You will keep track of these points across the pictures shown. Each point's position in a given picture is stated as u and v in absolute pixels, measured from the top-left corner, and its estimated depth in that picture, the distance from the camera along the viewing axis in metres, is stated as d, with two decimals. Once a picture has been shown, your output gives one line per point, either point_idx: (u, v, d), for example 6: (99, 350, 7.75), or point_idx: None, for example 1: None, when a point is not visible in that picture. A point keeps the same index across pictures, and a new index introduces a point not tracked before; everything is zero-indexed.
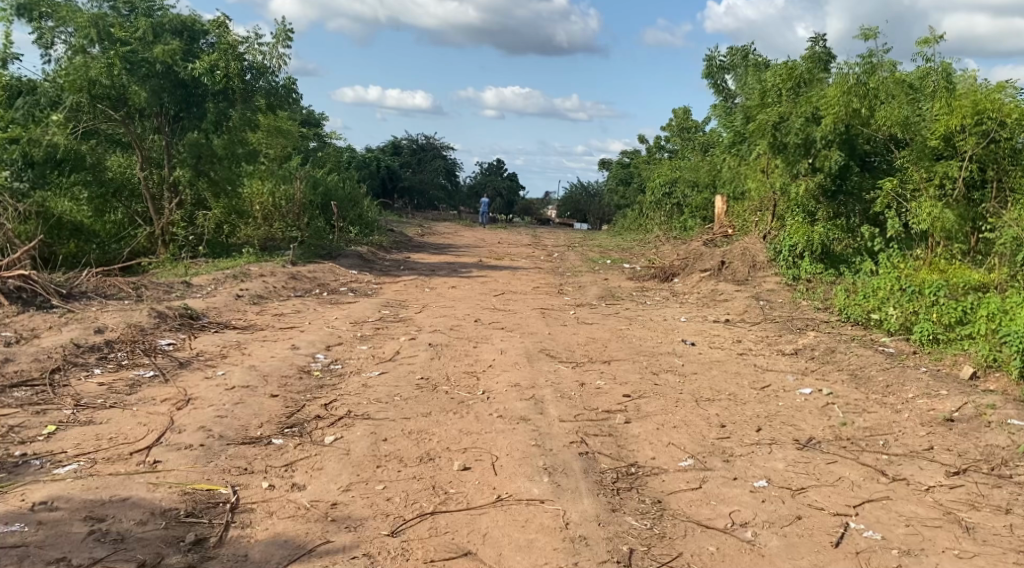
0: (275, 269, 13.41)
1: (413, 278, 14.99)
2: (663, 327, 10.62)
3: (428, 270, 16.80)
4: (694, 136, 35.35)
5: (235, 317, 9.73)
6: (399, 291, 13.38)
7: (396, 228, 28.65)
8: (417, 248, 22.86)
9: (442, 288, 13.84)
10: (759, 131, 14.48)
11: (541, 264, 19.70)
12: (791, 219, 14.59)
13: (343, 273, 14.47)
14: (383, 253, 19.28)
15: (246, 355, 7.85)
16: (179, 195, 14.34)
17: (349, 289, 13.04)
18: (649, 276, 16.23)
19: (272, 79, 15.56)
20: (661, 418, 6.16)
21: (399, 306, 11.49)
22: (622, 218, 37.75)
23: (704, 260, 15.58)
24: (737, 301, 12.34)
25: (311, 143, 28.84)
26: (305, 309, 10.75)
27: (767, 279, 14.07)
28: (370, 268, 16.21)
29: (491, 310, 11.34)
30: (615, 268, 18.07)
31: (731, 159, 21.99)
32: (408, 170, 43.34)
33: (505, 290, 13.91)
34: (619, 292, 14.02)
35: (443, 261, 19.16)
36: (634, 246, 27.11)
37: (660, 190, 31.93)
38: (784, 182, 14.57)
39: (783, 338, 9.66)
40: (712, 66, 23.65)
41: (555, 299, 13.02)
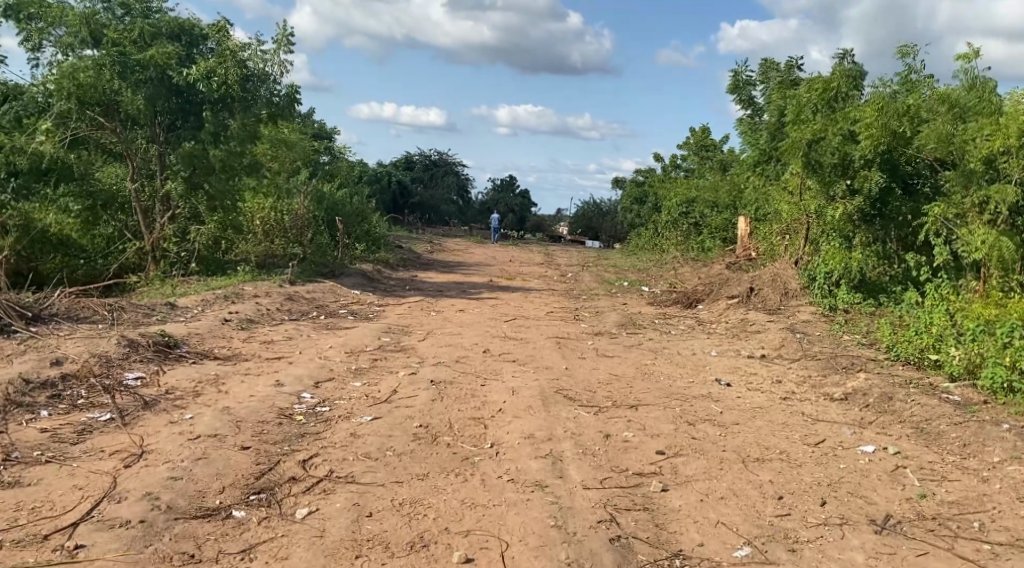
0: (271, 289, 12.49)
1: (420, 300, 14.06)
2: (691, 363, 9.63)
3: (437, 291, 15.87)
4: (713, 155, 34.40)
5: (218, 345, 8.78)
6: (403, 315, 12.42)
7: (404, 245, 27.76)
8: (425, 266, 21.95)
9: (451, 312, 12.90)
10: (792, 149, 13.50)
11: (555, 285, 18.74)
12: (826, 243, 13.59)
13: (346, 294, 13.54)
14: (390, 272, 18.35)
15: (222, 393, 6.89)
16: (172, 209, 13.36)
17: (350, 313, 12.10)
18: (670, 301, 15.23)
19: (274, 88, 14.68)
20: (704, 485, 5.20)
21: (403, 334, 10.53)
22: (637, 237, 36.78)
23: (731, 286, 14.58)
24: (770, 334, 11.32)
25: (319, 156, 28.01)
26: (299, 336, 9.81)
27: (801, 308, 13.06)
28: (375, 288, 15.30)
29: (503, 339, 10.37)
30: (634, 292, 17.07)
31: (756, 179, 21.01)
32: (419, 185, 42.57)
33: (518, 314, 12.94)
34: (641, 320, 13.03)
35: (452, 280, 18.24)
36: (651, 267, 26.13)
37: (677, 210, 30.96)
38: (819, 204, 13.58)
39: (828, 380, 8.67)
40: (737, 80, 22.72)
41: (571, 326, 12.04)
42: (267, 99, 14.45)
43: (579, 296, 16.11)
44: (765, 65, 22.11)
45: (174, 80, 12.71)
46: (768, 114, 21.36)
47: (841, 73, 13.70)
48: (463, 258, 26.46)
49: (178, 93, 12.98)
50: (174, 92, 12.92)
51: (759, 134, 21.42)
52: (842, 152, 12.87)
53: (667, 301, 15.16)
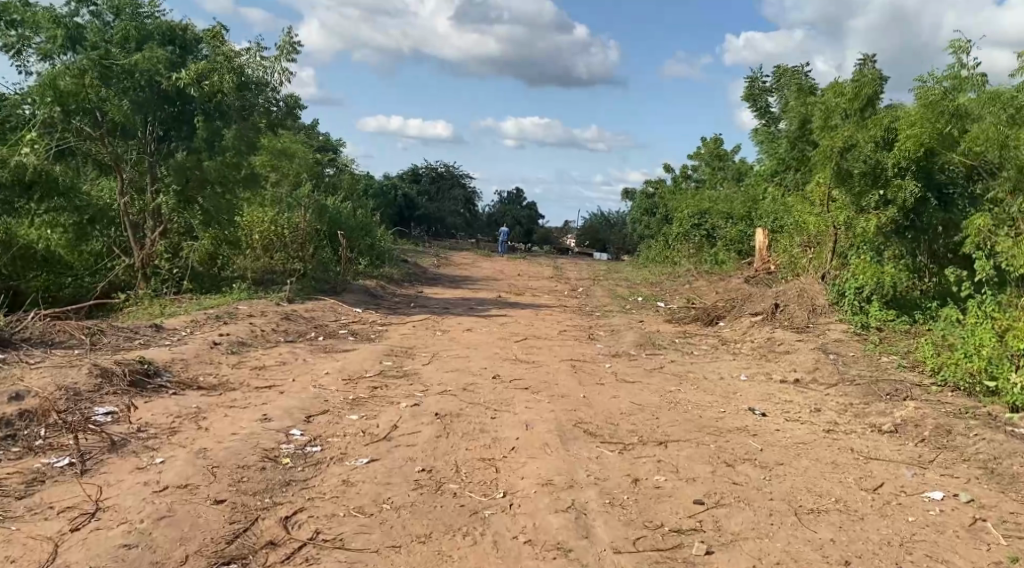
0: (267, 308, 11.76)
1: (425, 318, 13.32)
2: (720, 388, 8.83)
3: (443, 308, 15.12)
4: (726, 166, 33.66)
5: (204, 373, 8.03)
6: (407, 334, 11.68)
7: (409, 259, 27.06)
8: (431, 281, 21.22)
9: (458, 331, 12.15)
10: (819, 157, 12.75)
11: (566, 301, 18.01)
12: (856, 257, 12.81)
13: (347, 313, 12.81)
14: (394, 288, 17.62)
15: (202, 431, 6.13)
16: (164, 223, 12.69)
17: (351, 334, 11.36)
18: (689, 317, 14.45)
19: (273, 95, 13.97)
20: (753, 546, 4.57)
21: (407, 357, 9.78)
22: (647, 249, 36.01)
23: (753, 303, 13.81)
24: (802, 355, 10.53)
25: (324, 168, 27.33)
26: (294, 361, 9.05)
27: (831, 325, 12.26)
28: (378, 305, 14.56)
29: (515, 362, 9.61)
30: (649, 308, 16.29)
31: (775, 190, 20.23)
32: (425, 198, 41.90)
33: (530, 334, 12.18)
34: (660, 338, 12.24)
35: (459, 296, 17.51)
36: (664, 280, 25.37)
37: (689, 222, 30.20)
38: (848, 215, 12.80)
39: (874, 410, 7.92)
40: (752, 88, 21.98)
41: (586, 347, 11.27)
42: (264, 105, 13.72)
43: (593, 312, 15.34)
44: (781, 72, 21.39)
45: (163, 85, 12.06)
46: (787, 123, 20.59)
47: (872, 76, 12.93)
48: (470, 272, 25.72)
49: (169, 101, 12.41)
50: (164, 100, 12.34)
51: (778, 143, 20.64)
52: (874, 160, 12.10)
53: (686, 318, 14.36)
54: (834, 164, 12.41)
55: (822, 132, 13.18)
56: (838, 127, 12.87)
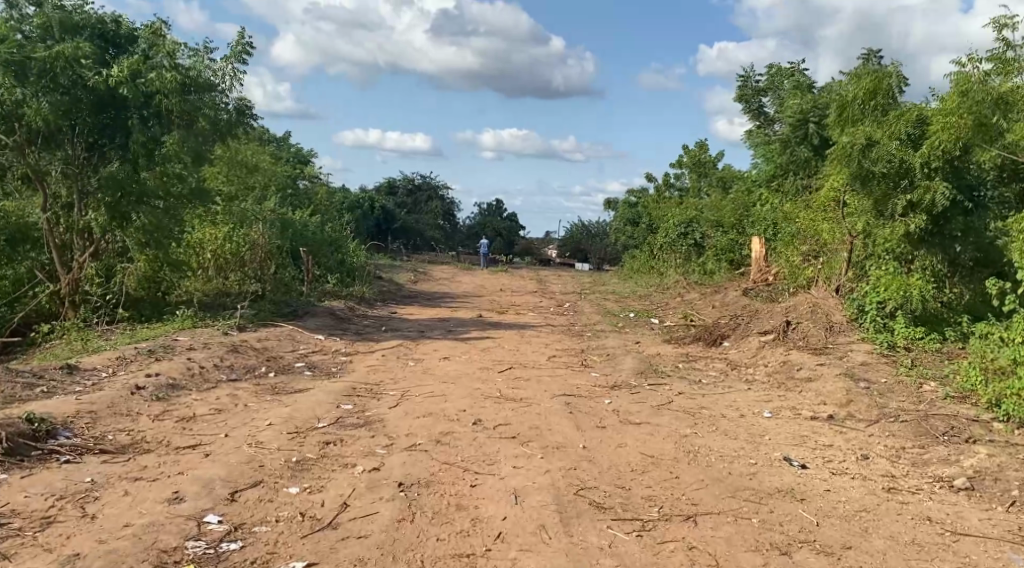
0: (211, 339, 10.26)
1: (397, 345, 11.85)
2: (744, 431, 7.39)
3: (417, 331, 13.65)
4: (712, 174, 32.45)
5: (115, 428, 6.50)
6: (373, 366, 10.18)
7: (384, 275, 25.52)
8: (407, 300, 19.72)
9: (433, 361, 10.67)
10: (837, 157, 11.30)
11: (552, 319, 16.57)
12: (876, 268, 11.51)
13: (308, 343, 11.34)
14: (364, 309, 16.09)
15: (85, 522, 4.66)
16: (94, 243, 11.26)
17: (308, 369, 9.87)
18: (689, 337, 13.04)
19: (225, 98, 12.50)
20: None
21: (372, 398, 8.28)
22: (631, 260, 34.64)
23: (761, 321, 12.44)
24: (829, 384, 9.13)
25: (291, 179, 25.72)
26: (234, 407, 7.54)
27: (853, 345, 10.86)
28: (344, 330, 13.08)
29: (499, 401, 8.14)
30: (643, 326, 14.89)
31: (772, 197, 18.87)
32: (402, 211, 40.42)
33: (514, 362, 10.72)
34: (662, 363, 10.83)
35: (435, 316, 16.01)
36: (652, 293, 23.99)
37: (675, 231, 28.85)
38: (870, 222, 11.42)
39: (935, 457, 6.55)
40: (744, 89, 20.63)
41: (579, 377, 9.82)
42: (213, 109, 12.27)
43: (583, 333, 13.89)
44: (775, 71, 20.05)
45: (90, 83, 10.47)
46: (783, 125, 19.23)
47: (893, 65, 11.57)
48: (448, 288, 24.24)
49: (103, 107, 10.81)
50: (98, 106, 10.75)
51: (774, 147, 19.28)
52: (900, 159, 10.77)
53: (686, 337, 12.95)
54: (855, 164, 11.00)
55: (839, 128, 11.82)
56: (856, 123, 11.50)
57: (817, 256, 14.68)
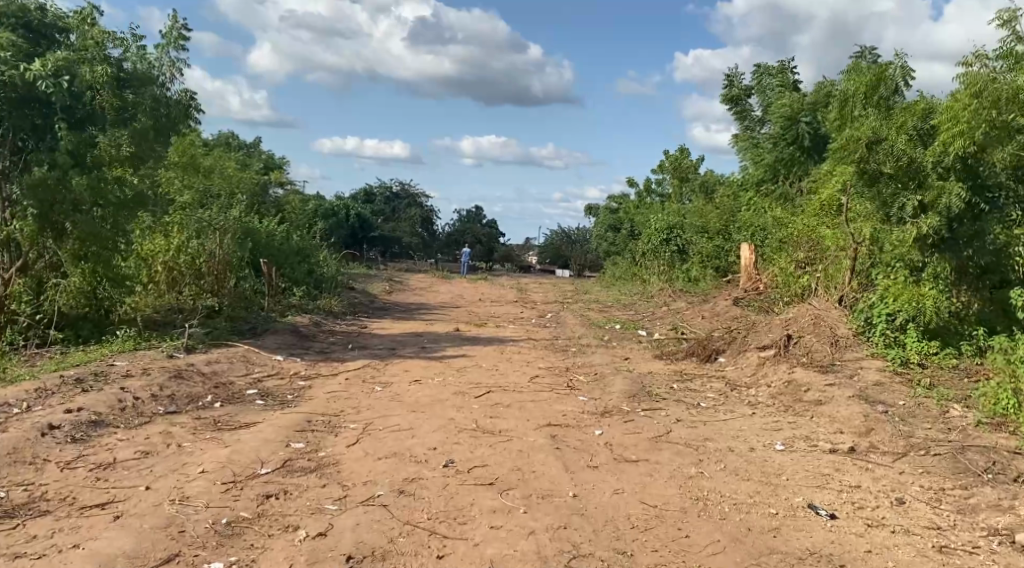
0: (152, 365, 9.19)
1: (363, 367, 10.80)
2: (755, 470, 6.44)
3: (387, 349, 12.59)
4: (695, 179, 31.57)
5: (11, 484, 5.45)
6: (335, 394, 9.14)
7: (356, 285, 24.44)
8: (379, 313, 18.65)
9: (402, 385, 9.62)
10: (841, 153, 10.45)
11: (533, 332, 15.54)
12: (885, 277, 10.62)
13: (263, 368, 10.27)
14: (332, 324, 15.01)
15: None
16: (23, 256, 10.25)
17: (260, 399, 8.82)
18: (680, 352, 12.08)
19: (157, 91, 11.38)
20: None
21: (328, 434, 7.25)
22: (613, 268, 33.68)
23: (759, 336, 11.50)
24: (842, 409, 8.19)
25: (261, 186, 24.59)
26: (164, 448, 6.50)
27: (863, 362, 9.95)
28: (307, 350, 12.01)
29: (474, 435, 7.12)
30: (630, 340, 13.92)
31: (763, 201, 17.96)
32: (378, 219, 39.40)
33: (492, 385, 9.69)
34: (654, 385, 9.85)
35: (406, 331, 14.94)
36: (636, 302, 23.03)
37: (657, 237, 27.93)
38: (875, 227, 10.78)
39: (983, 504, 5.63)
40: (732, 88, 19.75)
41: (565, 404, 8.82)
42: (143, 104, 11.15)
43: (567, 349, 12.89)
44: (762, 70, 19.17)
45: (4, 78, 9.32)
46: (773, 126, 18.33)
47: (896, 57, 10.76)
48: (423, 299, 23.20)
49: (32, 104, 9.76)
50: (25, 102, 9.69)
51: (764, 149, 18.37)
52: (909, 157, 9.86)
53: (678, 353, 12.00)
54: (861, 162, 10.14)
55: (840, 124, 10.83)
56: (859, 120, 10.50)
57: (816, 264, 13.76)
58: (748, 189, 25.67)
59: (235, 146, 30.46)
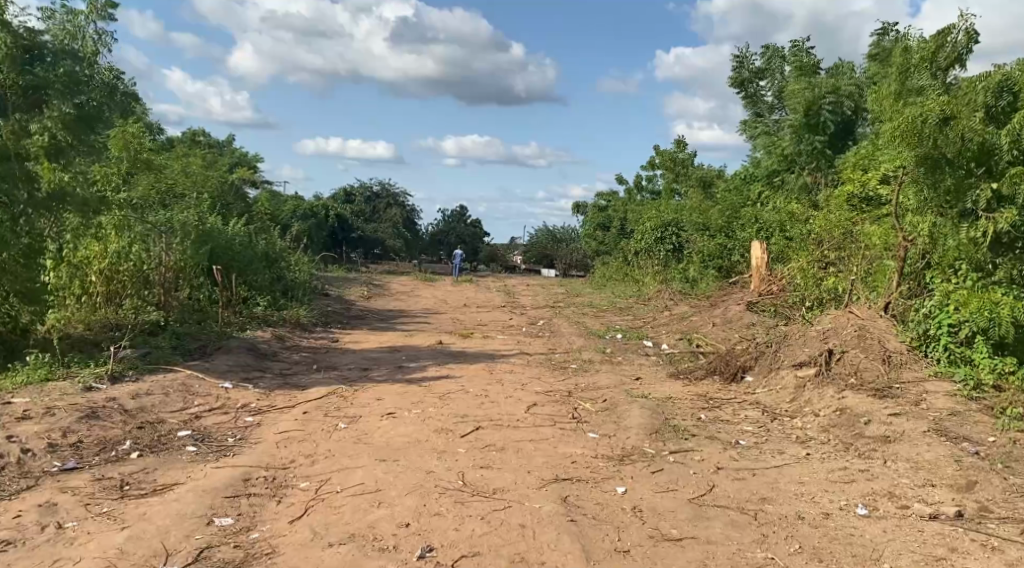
0: (60, 403, 7.48)
1: (327, 396, 9.05)
2: (841, 558, 4.78)
3: (358, 370, 10.86)
4: (690, 174, 29.91)
5: None
6: (288, 435, 7.43)
7: (332, 290, 22.68)
8: (355, 322, 16.90)
9: (371, 421, 7.90)
10: (898, 133, 8.69)
11: (526, 344, 13.84)
12: (945, 282, 8.97)
13: (205, 400, 8.54)
14: (297, 339, 13.28)
15: None
16: None
17: (192, 444, 7.08)
18: (698, 369, 10.41)
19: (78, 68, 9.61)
20: None
21: (267, 501, 5.55)
22: (604, 268, 32.00)
23: (792, 351, 9.82)
24: (923, 449, 6.51)
25: (230, 184, 22.81)
26: (36, 534, 4.86)
27: (926, 385, 8.30)
28: (264, 373, 10.26)
29: (461, 502, 5.41)
30: (636, 354, 12.25)
31: (778, 195, 16.32)
32: (359, 219, 37.66)
33: (483, 419, 7.98)
34: (678, 414, 8.17)
35: (382, 345, 13.22)
36: (633, 306, 21.34)
37: (652, 235, 26.27)
38: (935, 222, 9.00)
39: None
40: (741, 70, 18.10)
41: (572, 445, 7.11)
42: (64, 85, 9.45)
43: (567, 366, 11.20)
44: (772, 52, 17.55)
45: None
46: (788, 113, 16.69)
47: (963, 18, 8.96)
48: (404, 304, 21.46)
49: None
50: None
51: (778, 138, 16.74)
52: (982, 138, 8.17)
53: (696, 370, 10.33)
54: (927, 144, 8.39)
55: (893, 99, 9.08)
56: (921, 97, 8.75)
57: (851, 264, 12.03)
58: (750, 183, 24.04)
59: (207, 144, 28.65)
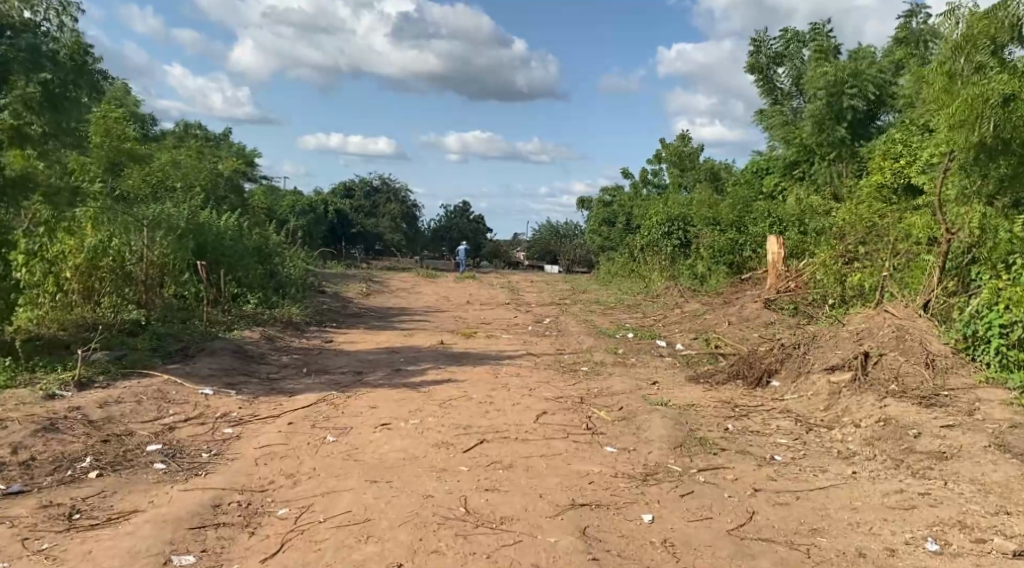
0: (15, 415, 6.72)
1: (316, 403, 8.27)
2: None
3: (352, 374, 10.07)
4: (698, 168, 29.05)
5: None
6: (269, 451, 6.66)
7: (330, 287, 21.90)
8: (352, 321, 16.12)
9: (363, 433, 7.12)
10: (954, 115, 7.91)
11: (531, 345, 13.04)
12: (994, 279, 8.18)
13: (181, 409, 7.78)
14: (288, 339, 12.51)
15: None
16: None
17: (160, 460, 6.32)
18: (719, 372, 9.61)
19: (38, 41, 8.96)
20: None
21: (237, 533, 4.81)
22: (608, 264, 31.18)
23: (824, 353, 9.02)
24: (989, 468, 5.74)
25: (225, 177, 22.03)
26: None
27: (977, 394, 7.50)
28: (249, 378, 9.49)
29: (469, 536, 4.72)
30: (648, 355, 11.46)
31: (801, 187, 15.56)
32: (359, 215, 36.94)
33: (488, 431, 7.18)
34: (703, 424, 7.38)
35: (378, 345, 12.43)
36: (640, 303, 20.53)
37: (658, 230, 25.46)
38: (983, 213, 8.48)
39: None
40: (757, 56, 17.33)
41: (588, 463, 6.32)
42: (26, 60, 8.75)
43: (576, 370, 10.40)
44: (791, 36, 16.80)
45: None
46: (808, 100, 15.90)
47: None
48: (403, 302, 20.69)
49: None
50: None
51: (797, 127, 15.90)
52: None
53: (716, 374, 9.53)
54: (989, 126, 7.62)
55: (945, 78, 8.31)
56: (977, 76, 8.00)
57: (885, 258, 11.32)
58: (762, 176, 23.20)
59: (203, 138, 27.85)
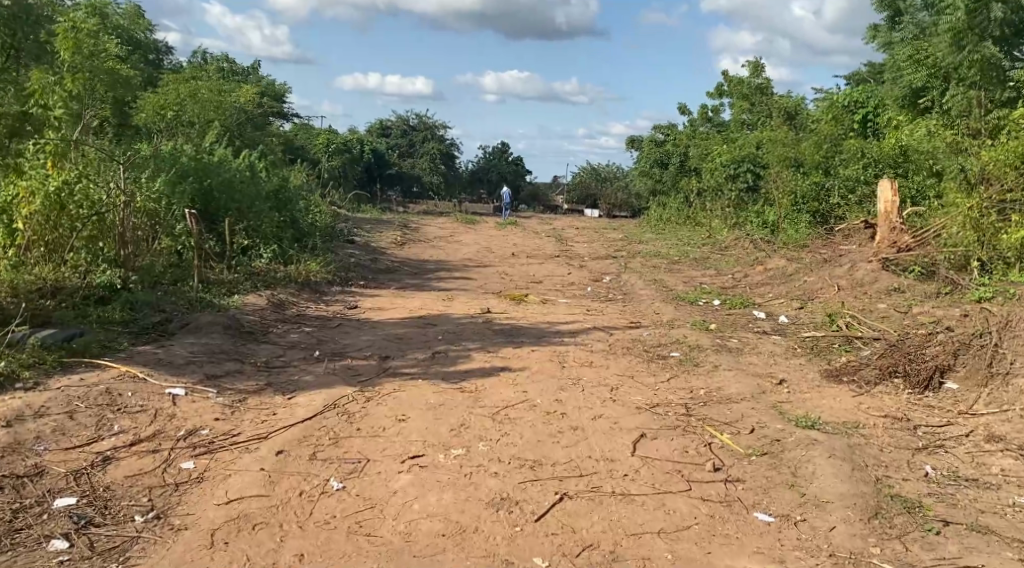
0: None
1: (322, 414, 5.92)
2: None
3: (375, 358, 7.70)
4: (767, 103, 25.97)
5: None
6: (236, 511, 4.34)
7: (358, 236, 19.49)
8: (378, 279, 13.72)
9: (383, 477, 4.75)
10: None
11: (594, 314, 10.52)
12: None
13: (131, 423, 5.51)
14: (299, 305, 10.18)
15: None
16: None
17: (70, 533, 4.11)
18: (866, 366, 7.02)
19: None
20: None
21: None
22: (661, 210, 28.37)
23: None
24: None
25: (245, 113, 19.61)
26: None
27: None
28: (241, 367, 7.18)
29: None
30: (752, 335, 8.91)
31: (929, 121, 12.72)
32: (393, 155, 34.37)
33: (569, 476, 4.77)
34: (889, 468, 4.92)
35: (407, 314, 10.01)
36: (710, 258, 17.82)
37: (723, 172, 22.59)
38: None
39: None
40: None
41: (747, 553, 4.04)
42: None
43: (665, 357, 7.93)
44: None
45: None
46: (944, 14, 13.18)
47: None
48: (437, 253, 18.19)
49: None
50: None
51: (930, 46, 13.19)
52: None
53: (864, 369, 6.96)
54: None
55: None
56: None
57: None
58: (850, 112, 20.22)
59: (227, 71, 25.41)
